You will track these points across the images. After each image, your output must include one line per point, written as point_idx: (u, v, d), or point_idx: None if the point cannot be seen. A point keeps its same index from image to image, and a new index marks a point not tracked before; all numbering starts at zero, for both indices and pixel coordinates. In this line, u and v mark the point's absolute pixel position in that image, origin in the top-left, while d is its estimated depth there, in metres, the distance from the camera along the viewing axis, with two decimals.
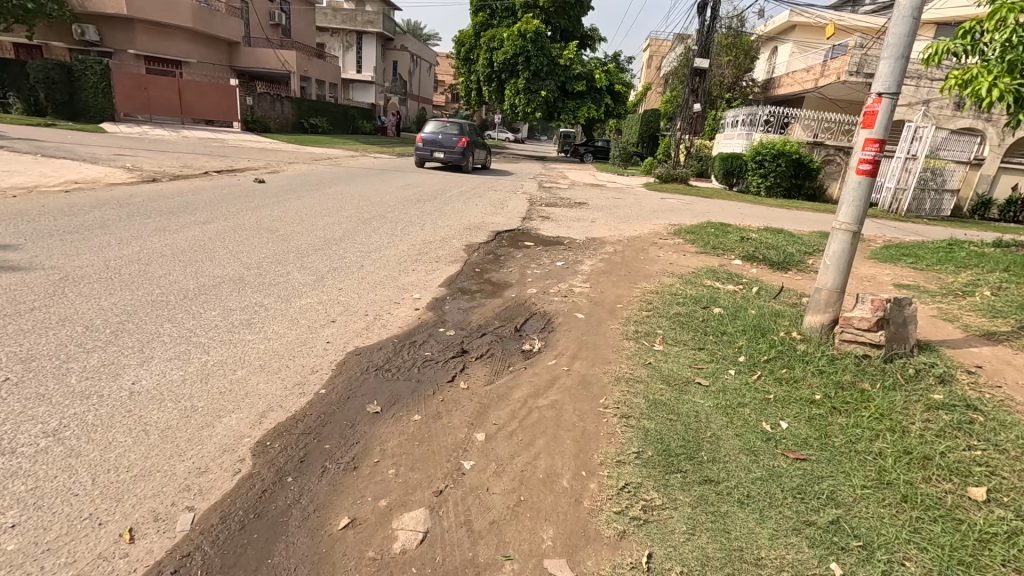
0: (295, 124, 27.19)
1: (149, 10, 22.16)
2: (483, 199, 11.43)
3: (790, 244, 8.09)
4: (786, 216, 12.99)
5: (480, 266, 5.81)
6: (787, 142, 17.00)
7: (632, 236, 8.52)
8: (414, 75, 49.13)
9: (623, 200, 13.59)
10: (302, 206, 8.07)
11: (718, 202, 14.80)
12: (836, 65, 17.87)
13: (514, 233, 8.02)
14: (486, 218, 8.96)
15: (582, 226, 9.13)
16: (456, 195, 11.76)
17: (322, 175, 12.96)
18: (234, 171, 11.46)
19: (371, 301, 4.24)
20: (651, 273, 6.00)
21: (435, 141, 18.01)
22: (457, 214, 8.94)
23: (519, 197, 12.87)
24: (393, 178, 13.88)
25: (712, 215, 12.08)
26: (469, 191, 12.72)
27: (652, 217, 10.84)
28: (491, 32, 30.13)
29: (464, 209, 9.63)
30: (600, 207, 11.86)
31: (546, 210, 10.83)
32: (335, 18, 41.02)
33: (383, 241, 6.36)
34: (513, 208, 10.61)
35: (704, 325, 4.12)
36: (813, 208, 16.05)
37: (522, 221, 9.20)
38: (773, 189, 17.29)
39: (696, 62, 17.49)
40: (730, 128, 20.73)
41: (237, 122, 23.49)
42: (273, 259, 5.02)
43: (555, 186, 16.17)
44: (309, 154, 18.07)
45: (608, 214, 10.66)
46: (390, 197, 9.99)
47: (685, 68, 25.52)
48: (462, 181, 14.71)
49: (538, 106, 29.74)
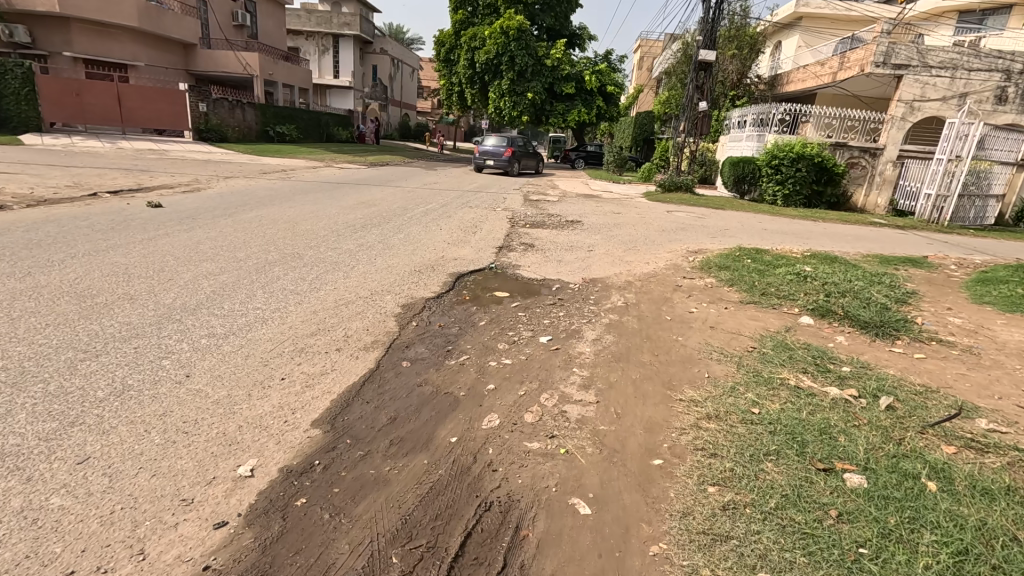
0: (259, 132, 24.84)
1: (87, 8, 19.87)
2: (451, 221, 9.16)
3: (862, 282, 5.90)
4: (818, 233, 10.89)
5: (411, 353, 3.54)
6: (807, 142, 14.86)
7: (645, 274, 6.26)
8: (395, 80, 46.99)
9: (622, 215, 11.41)
10: (182, 242, 5.76)
11: (733, 215, 12.65)
12: (857, 56, 15.76)
13: (482, 277, 5.74)
14: (448, 251, 6.71)
15: (574, 259, 6.89)
16: (418, 214, 9.52)
17: (258, 192, 10.68)
18: (136, 190, 9.09)
19: (110, 507, 1.92)
20: (691, 358, 3.72)
21: (490, 150, 21.37)
22: (409, 247, 6.69)
23: (498, 214, 10.61)
24: (347, 194, 11.62)
25: (731, 233, 9.89)
26: (437, 209, 10.47)
27: (662, 240, 8.65)
28: (472, 31, 28.04)
29: (422, 238, 7.37)
30: (596, 226, 9.65)
31: (529, 233, 8.63)
32: (309, 21, 38.81)
33: (267, 308, 4.08)
34: (486, 232, 8.38)
35: (864, 555, 1.84)
36: (840, 219, 13.99)
37: (496, 253, 6.98)
38: (792, 198, 15.24)
39: (702, 54, 15.37)
40: (736, 129, 18.69)
41: (189, 130, 21.08)
42: (10, 373, 2.74)
43: (543, 199, 14.00)
44: (259, 167, 15.76)
45: (607, 238, 8.45)
46: (325, 222, 7.70)
47: (683, 65, 23.43)
48: (433, 196, 12.50)
49: (525, 109, 27.61)
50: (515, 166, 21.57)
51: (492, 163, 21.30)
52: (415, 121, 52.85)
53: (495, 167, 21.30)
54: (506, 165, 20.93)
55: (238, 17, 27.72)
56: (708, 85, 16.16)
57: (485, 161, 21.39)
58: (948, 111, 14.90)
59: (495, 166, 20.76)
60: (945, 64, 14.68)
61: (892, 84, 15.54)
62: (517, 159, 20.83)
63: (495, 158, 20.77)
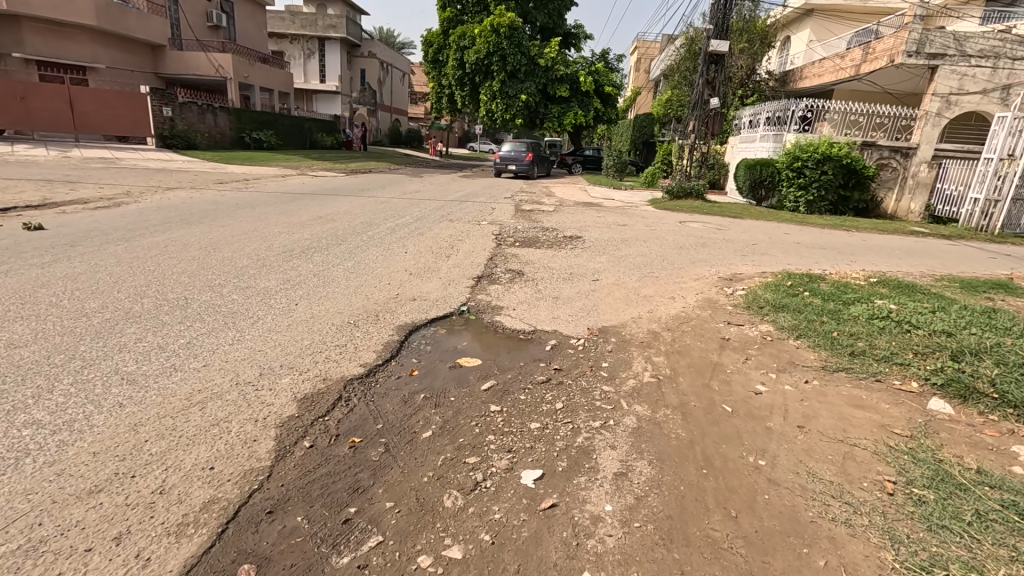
0: (234, 139, 23.23)
1: (37, 6, 18.40)
2: (423, 240, 7.52)
3: (980, 327, 4.20)
4: (859, 248, 9.27)
5: (269, 536, 1.84)
6: (833, 142, 13.25)
7: (672, 318, 4.57)
8: (385, 85, 45.46)
9: (628, 228, 9.79)
10: (19, 283, 4.09)
11: (753, 225, 11.06)
12: (885, 45, 14.21)
13: (445, 331, 4.04)
14: (406, 286, 5.05)
15: (573, 293, 5.21)
16: (383, 231, 7.86)
17: (200, 205, 9.06)
18: (31, 207, 7.39)
19: None
20: (796, 524, 2.02)
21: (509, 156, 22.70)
22: (353, 281, 5.03)
23: (483, 229, 8.97)
24: (304, 206, 9.93)
25: (760, 250, 8.25)
26: (409, 223, 8.82)
27: (684, 261, 7.01)
28: (461, 29, 26.52)
29: (377, 266, 5.73)
30: (600, 244, 8.00)
31: (519, 255, 6.98)
32: (294, 23, 37.37)
33: (50, 418, 2.39)
34: (465, 254, 6.74)
35: None
36: (874, 227, 12.37)
37: (472, 285, 5.30)
38: (816, 204, 13.65)
39: (713, 44, 13.70)
40: (748, 129, 17.16)
41: (151, 137, 19.52)
42: None
43: (537, 209, 12.35)
44: (217, 176, 14.11)
45: (615, 261, 6.80)
46: (254, 245, 6.06)
47: (687, 62, 21.88)
48: (409, 208, 10.87)
49: (518, 112, 26.03)
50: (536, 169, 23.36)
51: (514, 167, 23.01)
52: (406, 127, 51.32)
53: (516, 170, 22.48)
54: (527, 168, 22.20)
55: (213, 17, 26.15)
56: (721, 82, 14.40)
57: (506, 166, 22.69)
58: (989, 105, 13.28)
59: (518, 169, 22.08)
60: (987, 52, 13.07)
61: (926, 76, 13.95)
62: (537, 163, 22.16)
63: (517, 163, 22.05)
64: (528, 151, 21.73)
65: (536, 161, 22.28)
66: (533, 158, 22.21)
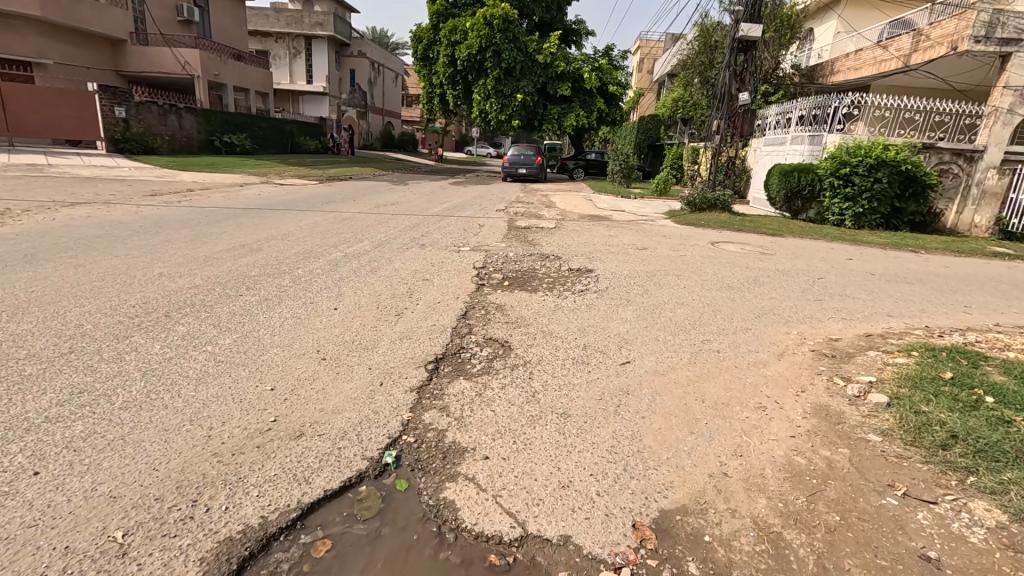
0: (202, 142, 21.18)
1: None
2: (374, 280, 5.38)
3: None
4: (949, 280, 7.18)
5: None
6: (888, 144, 11.14)
7: (786, 479, 2.40)
8: (377, 86, 43.41)
9: (651, 255, 7.67)
10: None
11: (800, 247, 8.97)
12: (944, 29, 12.11)
13: (330, 554, 1.87)
14: (296, 398, 2.88)
15: (591, 402, 3.02)
16: (322, 267, 5.73)
17: (91, 227, 6.93)
18: None
19: None
20: None
21: (518, 159, 21.77)
22: (204, 389, 2.86)
23: (463, 258, 6.84)
24: (237, 225, 7.80)
25: (833, 289, 6.15)
26: (366, 252, 6.68)
27: (745, 316, 4.86)
28: (452, 23, 24.48)
29: (271, 344, 3.57)
30: (619, 282, 5.86)
31: (507, 306, 4.85)
32: (278, 21, 35.26)
33: None
34: (427, 309, 4.59)
35: None
36: (942, 244, 10.25)
37: (419, 386, 3.13)
38: (864, 218, 11.55)
39: (743, 28, 11.55)
40: (776, 130, 15.13)
41: (101, 140, 17.54)
42: None
43: (535, 225, 10.23)
44: (158, 186, 11.99)
45: (646, 317, 4.64)
46: (90, 308, 3.90)
47: (700, 57, 19.67)
48: (376, 227, 8.74)
49: (514, 112, 23.93)
50: (542, 174, 22.06)
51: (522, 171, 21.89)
52: (399, 129, 49.21)
53: (526, 174, 21.66)
54: (538, 173, 21.54)
55: (184, 11, 23.71)
56: (751, 75, 12.16)
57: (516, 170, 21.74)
58: None
59: (531, 174, 21.32)
60: None
61: (996, 65, 11.78)
62: (547, 168, 21.56)
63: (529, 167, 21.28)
64: (541, 156, 21.03)
65: (547, 166, 21.67)
66: (543, 163, 21.54)
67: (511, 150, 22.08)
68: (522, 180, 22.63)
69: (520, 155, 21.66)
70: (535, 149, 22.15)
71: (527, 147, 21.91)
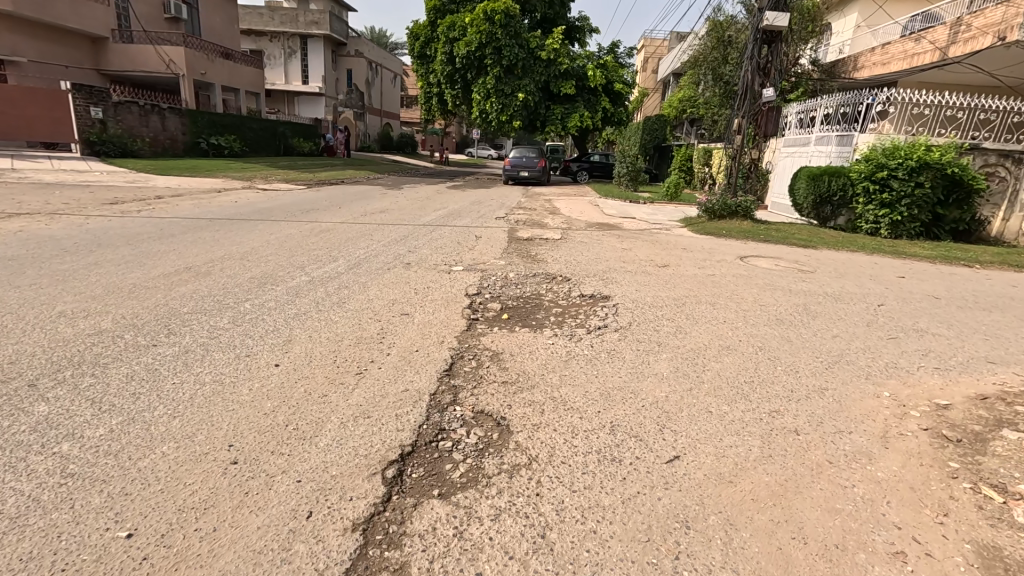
0: (187, 144, 20.21)
1: None
2: (339, 317, 4.31)
3: None
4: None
5: None
6: (930, 144, 10.04)
7: None
8: (375, 86, 42.41)
9: (674, 275, 6.61)
10: None
11: (838, 263, 7.92)
12: (989, 18, 11.04)
13: None
14: (163, 556, 1.79)
15: (635, 553, 1.94)
16: (277, 298, 4.66)
17: (15, 244, 5.88)
18: None
19: None
20: None
21: (520, 162, 20.73)
22: (10, 545, 1.78)
23: (455, 281, 5.78)
24: (194, 240, 6.76)
25: (903, 322, 5.05)
26: (339, 274, 5.63)
27: (810, 366, 3.78)
28: (451, 19, 23.45)
29: (160, 436, 2.47)
30: (642, 314, 4.79)
31: (505, 355, 3.77)
32: (273, 19, 34.25)
33: None
34: (399, 363, 3.50)
35: None
36: (994, 257, 9.14)
37: (368, 521, 2.04)
38: (901, 227, 10.46)
39: (769, 16, 10.43)
40: (798, 130, 14.04)
41: (76, 143, 16.65)
42: None
43: (539, 236, 9.17)
44: (125, 192, 10.98)
45: (687, 372, 3.55)
46: None
47: (713, 53, 18.56)
48: (358, 240, 7.68)
49: (515, 112, 22.86)
50: (545, 177, 21.03)
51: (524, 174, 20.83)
52: (398, 131, 48.10)
53: (528, 177, 20.63)
54: (541, 176, 20.54)
55: (170, 7, 22.38)
56: (776, 69, 11.04)
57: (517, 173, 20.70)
58: None
59: (533, 178, 20.33)
60: None
61: None
62: (550, 171, 20.55)
63: (531, 170, 20.29)
64: (543, 159, 20.02)
65: (550, 169, 20.64)
66: (546, 166, 20.51)
67: (513, 152, 21.04)
68: (524, 183, 21.58)
69: (522, 158, 20.62)
70: (538, 151, 21.10)
71: (530, 149, 20.87)
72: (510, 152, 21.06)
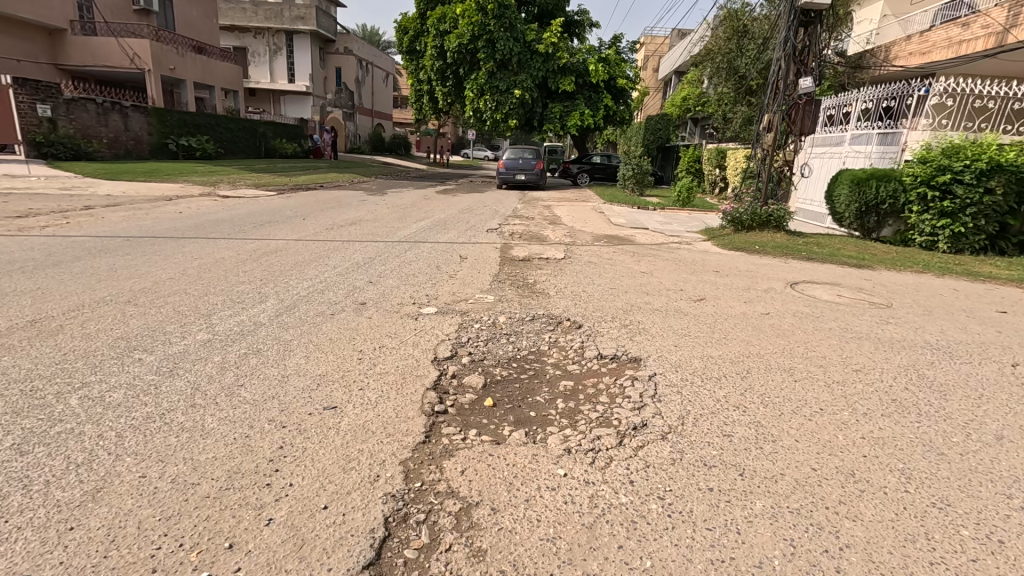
0: (154, 146, 18.56)
1: None
2: (218, 422, 2.66)
3: None
4: None
5: None
6: (1001, 143, 8.46)
7: None
8: (366, 85, 40.74)
9: (717, 316, 5.01)
10: None
11: (912, 291, 6.35)
12: None
13: None
14: None
15: None
16: (139, 380, 3.02)
17: None
18: None
19: None
20: None
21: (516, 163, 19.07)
22: None
23: (425, 334, 4.16)
24: (83, 270, 5.15)
25: None
26: (258, 327, 4.00)
27: (1013, 528, 2.15)
28: (442, 10, 21.87)
29: None
30: (697, 402, 3.15)
31: (482, 512, 2.15)
32: (257, 14, 32.58)
33: None
34: (280, 554, 1.87)
35: None
36: None
37: None
38: (964, 241, 8.87)
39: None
40: (831, 128, 12.44)
41: (19, 144, 14.91)
42: None
43: (537, 256, 7.58)
44: (53, 201, 9.37)
45: (817, 563, 1.93)
46: None
47: (727, 44, 16.98)
48: (309, 265, 6.06)
49: (511, 110, 21.27)
50: (542, 180, 19.51)
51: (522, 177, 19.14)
52: (390, 132, 46.44)
53: (524, 181, 19.06)
54: (538, 179, 19.02)
55: None
56: (815, 56, 9.42)
57: (513, 176, 19.07)
58: None
59: (531, 181, 18.81)
60: None
61: None
62: (548, 174, 19.06)
63: (529, 173, 18.74)
64: (541, 161, 18.51)
65: (548, 172, 19.13)
66: (544, 168, 18.98)
67: (508, 153, 19.37)
68: (520, 187, 19.99)
69: (519, 159, 19.00)
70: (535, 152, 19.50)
71: (526, 150, 19.27)
72: (505, 152, 19.40)
